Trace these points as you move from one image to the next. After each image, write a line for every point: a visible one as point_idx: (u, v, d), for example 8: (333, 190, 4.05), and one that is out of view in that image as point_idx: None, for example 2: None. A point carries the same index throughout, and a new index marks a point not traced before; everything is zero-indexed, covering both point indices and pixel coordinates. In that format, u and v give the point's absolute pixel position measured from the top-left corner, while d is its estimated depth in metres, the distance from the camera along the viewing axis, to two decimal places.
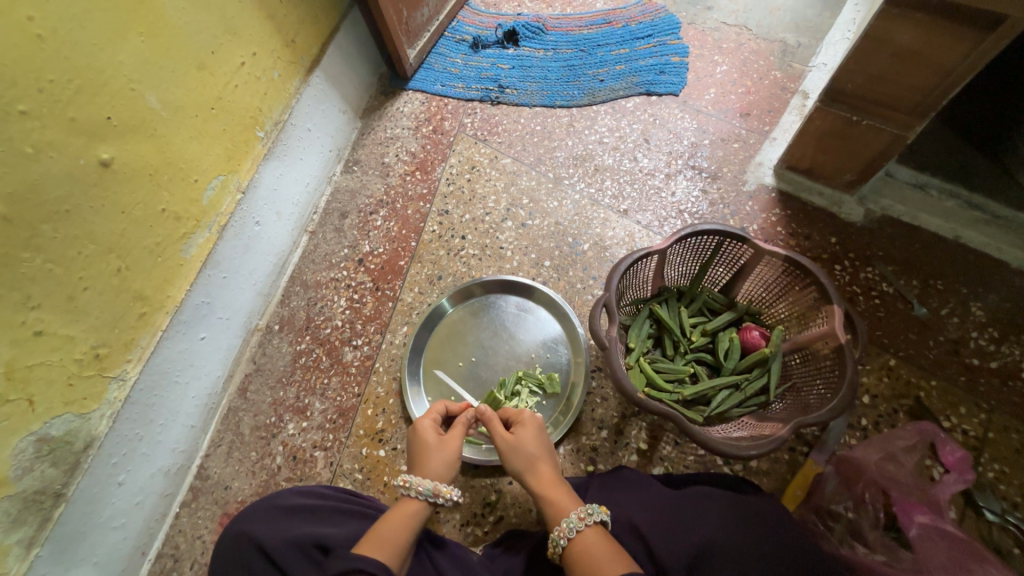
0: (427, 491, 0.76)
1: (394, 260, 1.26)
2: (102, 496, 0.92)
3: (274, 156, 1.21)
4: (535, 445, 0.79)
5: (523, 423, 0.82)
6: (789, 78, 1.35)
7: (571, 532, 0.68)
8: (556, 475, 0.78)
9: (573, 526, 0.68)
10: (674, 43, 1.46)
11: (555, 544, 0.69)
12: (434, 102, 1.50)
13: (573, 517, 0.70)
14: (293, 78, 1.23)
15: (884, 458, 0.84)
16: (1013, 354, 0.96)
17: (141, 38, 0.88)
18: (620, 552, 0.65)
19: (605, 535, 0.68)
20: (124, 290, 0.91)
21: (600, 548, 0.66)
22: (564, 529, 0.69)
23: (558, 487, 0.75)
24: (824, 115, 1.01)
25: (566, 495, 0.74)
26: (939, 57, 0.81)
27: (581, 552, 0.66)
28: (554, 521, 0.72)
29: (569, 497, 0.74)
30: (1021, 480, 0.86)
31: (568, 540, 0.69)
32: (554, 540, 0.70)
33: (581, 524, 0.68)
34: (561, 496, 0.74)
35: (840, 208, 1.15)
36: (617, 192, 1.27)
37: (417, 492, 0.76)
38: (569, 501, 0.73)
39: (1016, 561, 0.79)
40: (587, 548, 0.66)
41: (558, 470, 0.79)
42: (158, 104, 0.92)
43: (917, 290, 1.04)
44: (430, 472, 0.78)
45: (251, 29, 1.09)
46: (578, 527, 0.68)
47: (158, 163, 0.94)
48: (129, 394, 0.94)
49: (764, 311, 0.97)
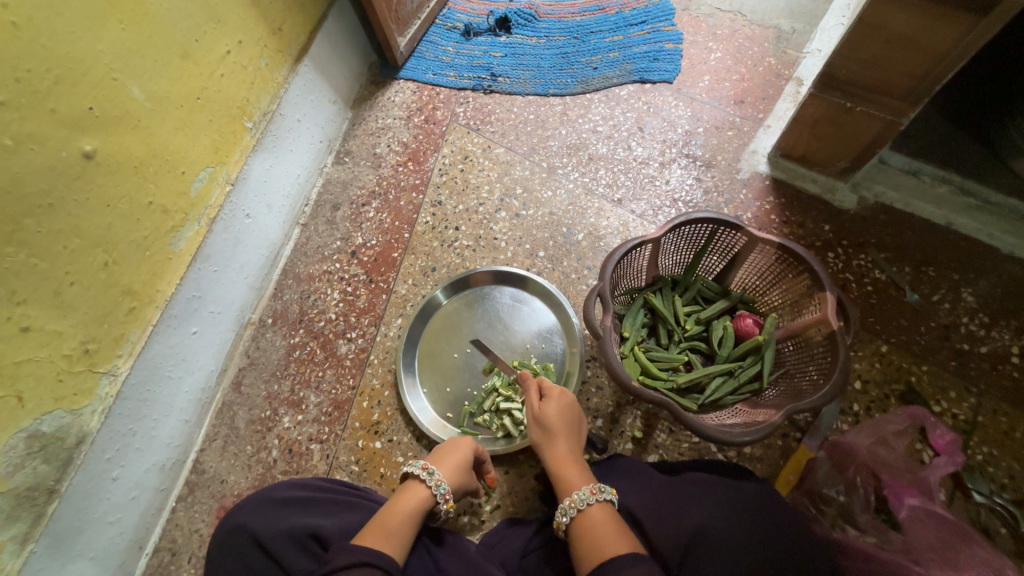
0: (441, 489, 0.78)
1: (387, 252, 1.25)
2: (97, 492, 0.91)
3: (263, 147, 1.19)
4: (560, 419, 0.80)
5: (552, 394, 0.83)
6: (783, 64, 1.34)
7: (582, 504, 0.69)
8: (575, 452, 0.78)
9: (584, 498, 0.69)
10: (668, 29, 1.44)
11: (562, 515, 0.70)
12: (426, 91, 1.48)
13: (585, 491, 0.71)
14: (281, 67, 1.21)
15: (876, 441, 0.84)
16: (1002, 338, 0.97)
17: (121, 25, 0.85)
18: (627, 532, 0.66)
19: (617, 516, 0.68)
20: (112, 284, 0.90)
21: (608, 525, 0.67)
22: (575, 501, 0.70)
23: (574, 463, 0.75)
24: (818, 102, 1.01)
25: (581, 472, 0.74)
26: (934, 41, 0.81)
27: (588, 525, 0.67)
28: (565, 493, 0.72)
29: (583, 474, 0.74)
30: (1009, 462, 0.87)
31: (577, 512, 0.69)
32: (562, 510, 0.71)
33: (593, 499, 0.69)
34: (576, 472, 0.74)
35: (834, 195, 1.14)
36: (611, 181, 1.26)
37: (435, 486, 0.78)
38: (582, 478, 0.73)
39: (1002, 540, 0.81)
40: (595, 522, 0.67)
41: (577, 447, 0.79)
42: (141, 95, 0.90)
43: (909, 276, 1.04)
44: (447, 470, 0.81)
45: (236, 16, 1.07)
46: (588, 502, 0.69)
47: (145, 156, 0.92)
48: (120, 389, 0.93)
49: (758, 298, 0.97)
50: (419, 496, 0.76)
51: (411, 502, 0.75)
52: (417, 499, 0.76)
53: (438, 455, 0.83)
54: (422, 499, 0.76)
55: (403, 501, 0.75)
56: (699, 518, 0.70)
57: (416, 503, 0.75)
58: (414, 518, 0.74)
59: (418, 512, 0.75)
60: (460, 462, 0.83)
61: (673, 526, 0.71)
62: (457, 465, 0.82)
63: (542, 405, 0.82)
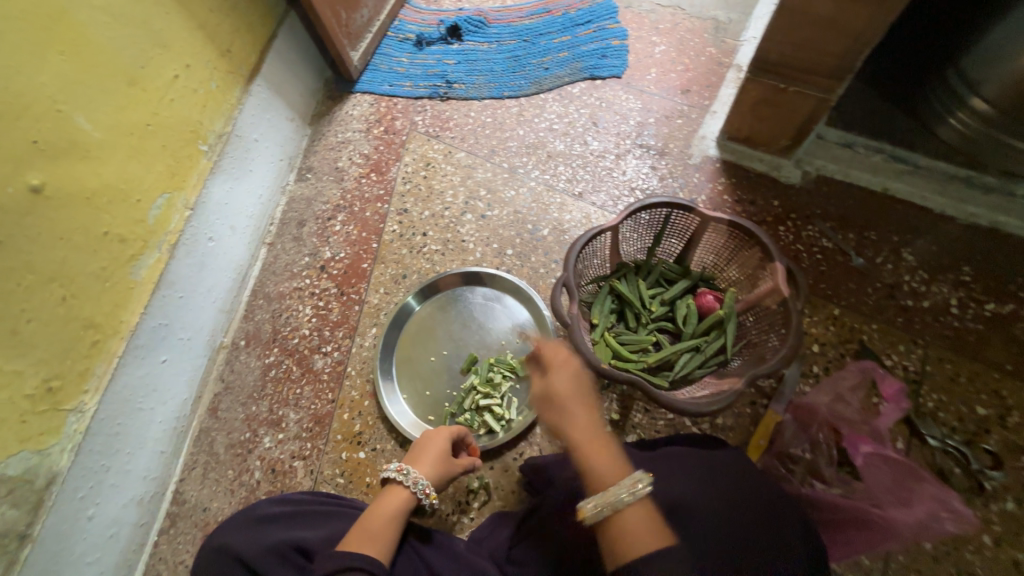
0: (420, 486, 0.79)
1: (356, 263, 1.26)
2: (72, 533, 0.89)
3: (221, 169, 1.18)
4: (570, 392, 0.68)
5: (558, 361, 0.70)
6: (723, 53, 1.41)
7: (619, 503, 0.58)
8: (601, 432, 0.65)
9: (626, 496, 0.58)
10: (613, 27, 1.49)
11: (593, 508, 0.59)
12: (383, 103, 1.50)
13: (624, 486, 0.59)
14: (233, 88, 1.21)
15: (834, 399, 0.89)
16: (941, 292, 1.04)
17: (61, 57, 0.85)
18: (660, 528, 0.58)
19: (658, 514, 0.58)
20: (73, 318, 0.88)
21: (645, 528, 0.57)
22: (610, 497, 0.59)
23: (603, 449, 0.64)
24: (755, 85, 1.07)
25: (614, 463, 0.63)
26: (850, 21, 0.87)
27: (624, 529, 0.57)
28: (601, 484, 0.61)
29: (618, 462, 0.63)
30: (957, 405, 0.93)
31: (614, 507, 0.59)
32: (595, 505, 0.59)
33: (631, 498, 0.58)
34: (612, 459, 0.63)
35: (780, 172, 1.20)
36: (571, 176, 1.30)
37: (413, 484, 0.79)
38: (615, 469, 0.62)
39: (957, 479, 0.87)
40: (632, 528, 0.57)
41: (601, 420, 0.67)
42: (88, 125, 0.89)
43: (854, 242, 1.11)
44: (426, 469, 0.82)
45: (182, 40, 1.06)
46: (628, 503, 0.58)
47: (96, 186, 0.91)
48: (90, 425, 0.91)
49: (717, 275, 1.01)
50: (398, 496, 0.78)
51: (393, 503, 0.76)
52: (397, 500, 0.77)
53: (414, 456, 0.84)
54: (403, 499, 0.78)
55: (384, 504, 0.76)
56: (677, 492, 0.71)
57: (398, 503, 0.77)
58: (397, 518, 0.75)
59: (401, 512, 0.76)
60: (434, 456, 0.83)
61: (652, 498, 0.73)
62: (436, 458, 0.83)
63: (552, 376, 0.69)
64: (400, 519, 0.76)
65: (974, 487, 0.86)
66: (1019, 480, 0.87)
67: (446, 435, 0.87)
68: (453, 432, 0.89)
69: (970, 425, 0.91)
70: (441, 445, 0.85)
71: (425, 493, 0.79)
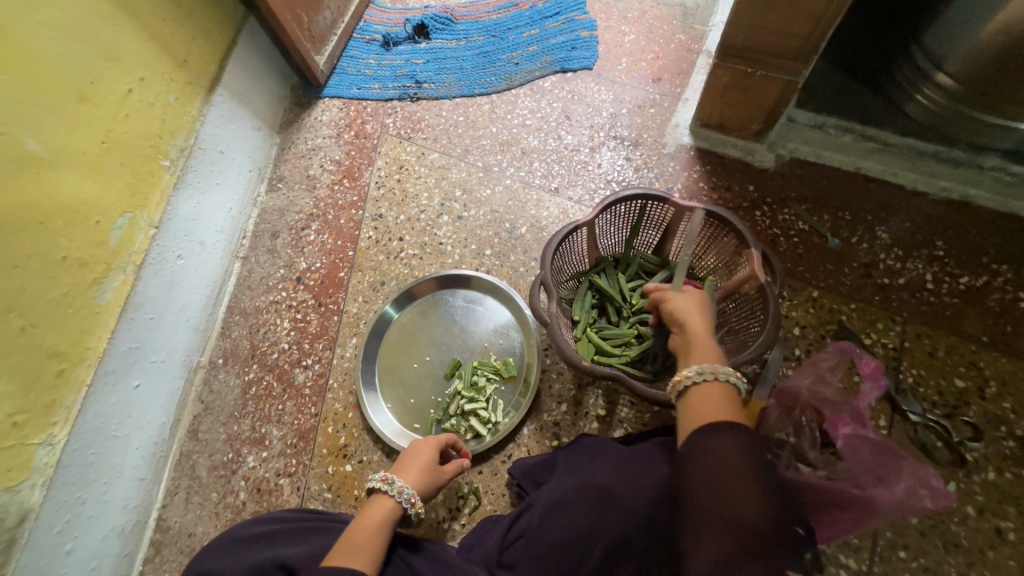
0: (405, 495, 0.77)
1: (333, 273, 1.23)
2: (50, 569, 0.86)
3: (186, 184, 1.15)
4: (693, 307, 0.78)
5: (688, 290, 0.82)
6: (692, 39, 1.40)
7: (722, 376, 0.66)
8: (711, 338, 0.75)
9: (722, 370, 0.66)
10: (581, 18, 1.48)
11: (690, 374, 0.67)
12: (352, 107, 1.46)
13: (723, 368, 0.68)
14: (193, 100, 1.17)
15: (815, 381, 0.89)
16: (917, 268, 1.05)
17: (2, 76, 0.81)
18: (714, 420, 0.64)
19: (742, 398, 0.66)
20: (34, 349, 0.85)
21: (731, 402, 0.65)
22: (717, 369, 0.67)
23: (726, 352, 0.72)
24: (724, 71, 1.06)
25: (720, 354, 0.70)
26: (812, 2, 0.86)
27: (705, 397, 0.65)
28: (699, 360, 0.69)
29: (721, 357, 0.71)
30: (937, 380, 0.94)
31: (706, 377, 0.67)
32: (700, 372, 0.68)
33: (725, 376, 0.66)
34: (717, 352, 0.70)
35: (754, 156, 1.20)
36: (547, 172, 1.28)
37: (397, 493, 0.77)
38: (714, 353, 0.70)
39: (939, 453, 0.88)
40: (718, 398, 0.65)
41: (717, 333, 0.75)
42: (37, 146, 0.86)
43: (829, 223, 1.11)
44: (412, 480, 0.80)
45: (134, 52, 1.03)
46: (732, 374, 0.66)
47: (50, 210, 0.87)
48: (61, 457, 0.88)
49: (696, 264, 1.01)
50: (382, 506, 0.76)
51: (377, 514, 0.75)
52: (381, 511, 0.75)
53: (400, 467, 0.82)
54: (387, 510, 0.76)
55: (368, 516, 0.75)
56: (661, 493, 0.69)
57: (382, 514, 0.75)
58: (381, 531, 0.74)
59: (385, 524, 0.74)
60: (420, 464, 0.82)
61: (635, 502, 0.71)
62: (423, 469, 0.82)
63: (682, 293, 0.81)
64: (384, 532, 0.74)
65: (956, 460, 0.87)
66: (999, 449, 0.88)
67: (432, 444, 0.86)
68: (441, 441, 0.88)
69: (950, 398, 0.92)
70: (427, 456, 0.84)
71: (410, 503, 0.78)
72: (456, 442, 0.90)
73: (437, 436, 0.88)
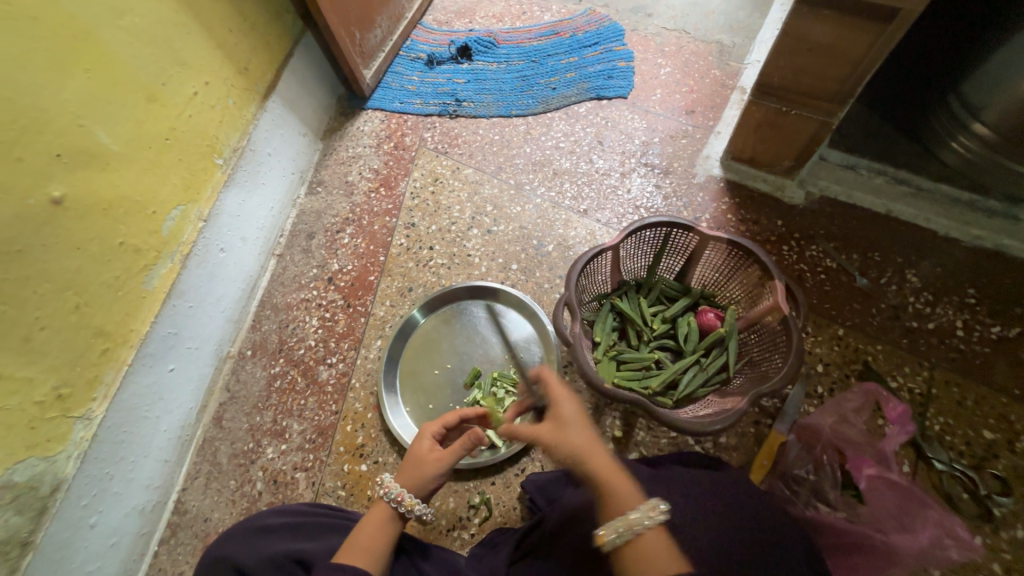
0: (393, 495, 0.75)
1: (363, 276, 1.27)
2: (74, 540, 0.89)
3: (235, 182, 1.21)
4: None
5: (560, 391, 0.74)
6: (727, 75, 1.44)
7: (639, 528, 0.60)
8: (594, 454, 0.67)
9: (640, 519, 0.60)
10: (619, 49, 1.53)
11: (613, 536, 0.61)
12: (394, 119, 1.53)
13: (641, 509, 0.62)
14: (248, 105, 1.24)
15: (839, 420, 0.88)
16: (947, 314, 1.04)
17: (86, 74, 0.88)
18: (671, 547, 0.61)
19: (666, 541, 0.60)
20: (84, 326, 0.90)
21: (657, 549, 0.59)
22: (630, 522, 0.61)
23: (620, 474, 0.66)
24: (758, 107, 1.08)
25: (614, 483, 0.65)
26: (848, 48, 0.89)
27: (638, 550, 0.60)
28: (614, 510, 0.63)
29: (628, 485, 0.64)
30: (965, 429, 0.92)
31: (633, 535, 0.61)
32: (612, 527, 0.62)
33: (651, 521, 0.60)
34: (622, 484, 0.64)
35: (783, 192, 1.22)
36: (577, 194, 1.32)
37: (385, 495, 0.75)
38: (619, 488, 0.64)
39: (965, 505, 0.86)
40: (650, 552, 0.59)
41: None
42: (109, 139, 0.92)
43: (858, 263, 1.11)
44: (407, 478, 0.77)
45: (202, 59, 1.10)
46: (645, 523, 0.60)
47: (113, 198, 0.93)
48: (96, 432, 0.92)
49: (717, 293, 1.02)
50: (379, 510, 0.75)
51: (376, 517, 0.75)
52: (378, 514, 0.75)
53: (401, 467, 0.80)
54: (384, 514, 0.75)
55: (365, 519, 0.75)
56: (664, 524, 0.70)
57: (380, 518, 0.75)
58: (380, 533, 0.73)
59: (383, 527, 0.74)
60: (421, 456, 0.79)
61: None
62: (419, 463, 0.78)
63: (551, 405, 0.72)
64: (384, 534, 0.73)
65: (983, 514, 0.85)
66: None
67: (433, 432, 0.81)
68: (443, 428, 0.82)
69: (978, 450, 0.90)
70: (423, 449, 0.79)
71: (398, 503, 0.74)
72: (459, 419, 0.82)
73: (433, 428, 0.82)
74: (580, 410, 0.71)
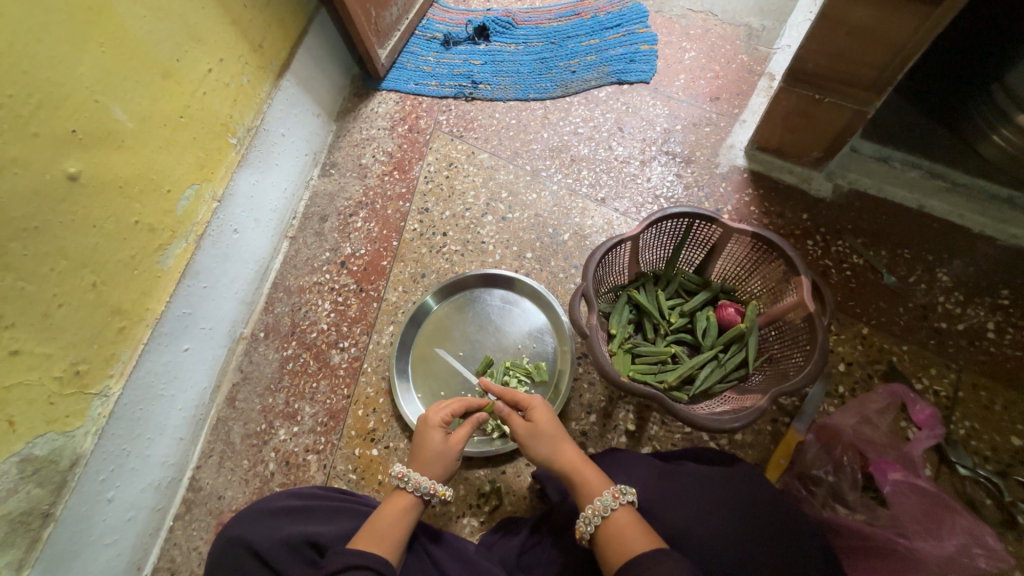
0: (424, 488, 0.77)
1: (376, 261, 1.26)
2: (92, 514, 0.91)
3: (249, 163, 1.20)
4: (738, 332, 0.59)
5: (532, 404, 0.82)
6: (754, 61, 1.38)
7: (607, 511, 0.67)
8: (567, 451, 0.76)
9: (607, 504, 0.67)
10: (643, 31, 1.48)
11: (585, 523, 0.68)
12: (408, 101, 1.50)
13: (606, 496, 0.68)
14: (263, 83, 1.22)
15: (860, 421, 0.86)
16: (978, 315, 1.00)
17: (101, 48, 0.86)
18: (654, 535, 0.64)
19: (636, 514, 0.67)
20: (101, 304, 0.90)
21: (632, 526, 0.65)
22: (598, 508, 0.67)
23: (588, 465, 0.75)
24: (789, 95, 1.04)
25: (583, 476, 0.73)
26: (892, 32, 0.84)
27: (613, 531, 0.65)
28: (585, 501, 0.70)
29: (599, 477, 0.72)
30: (991, 435, 0.90)
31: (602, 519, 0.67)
32: (585, 518, 0.68)
33: (615, 504, 0.67)
34: (591, 476, 0.72)
35: (810, 184, 1.18)
36: (595, 181, 1.29)
37: (415, 488, 0.77)
38: (595, 481, 0.72)
39: (987, 511, 0.84)
40: (622, 527, 0.65)
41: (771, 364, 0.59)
42: (124, 115, 0.91)
43: (886, 260, 1.08)
44: (428, 470, 0.79)
45: (217, 34, 1.08)
46: (610, 507, 0.67)
47: (129, 176, 0.93)
48: (113, 410, 0.93)
49: (738, 287, 0.99)
50: (403, 501, 0.76)
51: (398, 508, 0.75)
52: (404, 505, 0.76)
53: (416, 458, 0.81)
54: (410, 503, 0.77)
55: (388, 509, 0.75)
56: (682, 523, 0.69)
57: (405, 508, 0.76)
58: (406, 519, 0.75)
59: (409, 514, 0.75)
60: (436, 448, 0.80)
61: (659, 523, 0.70)
62: (435, 456, 0.80)
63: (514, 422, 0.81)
64: (409, 521, 0.75)
65: (1006, 521, 0.83)
66: None
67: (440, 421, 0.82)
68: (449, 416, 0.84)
69: (1004, 455, 0.88)
70: (435, 440, 0.81)
71: (431, 493, 0.78)
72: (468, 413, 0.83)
73: (439, 415, 0.83)
74: (550, 417, 0.81)
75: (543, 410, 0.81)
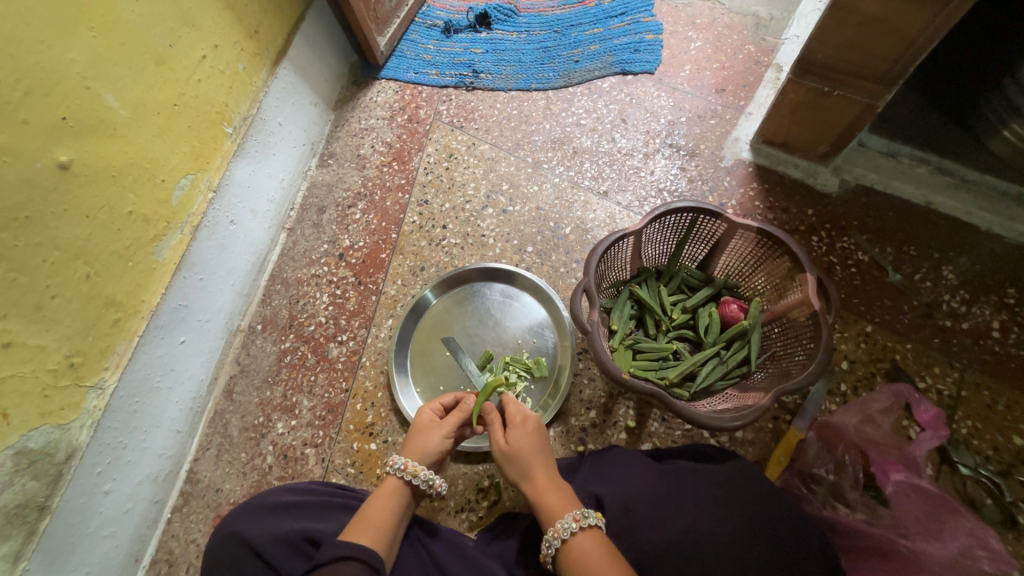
0: (398, 467, 0.78)
1: (375, 253, 1.25)
2: (89, 505, 0.91)
3: (245, 152, 1.18)
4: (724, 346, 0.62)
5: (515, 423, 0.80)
6: (762, 51, 1.35)
7: (566, 534, 0.66)
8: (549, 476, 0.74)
9: (567, 528, 0.66)
10: (648, 20, 1.44)
11: (547, 545, 0.67)
12: (408, 90, 1.47)
13: (568, 519, 0.67)
14: (259, 70, 1.19)
15: (862, 420, 0.86)
16: (983, 314, 0.99)
17: (92, 33, 0.84)
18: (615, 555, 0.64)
19: (601, 537, 0.66)
20: (95, 296, 0.89)
21: (595, 551, 0.64)
22: (559, 532, 0.66)
23: (555, 491, 0.71)
24: (797, 87, 1.02)
25: (554, 497, 0.71)
26: (906, 22, 0.81)
27: (574, 553, 0.65)
28: (548, 522, 0.69)
29: (565, 500, 0.70)
30: (993, 434, 0.89)
31: (563, 542, 0.66)
32: (547, 542, 0.67)
33: (576, 527, 0.66)
34: (554, 499, 0.70)
35: (816, 179, 1.16)
36: (597, 174, 1.27)
37: (391, 468, 0.78)
38: (561, 505, 0.70)
39: (988, 511, 0.83)
40: (583, 552, 0.64)
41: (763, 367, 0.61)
42: (116, 103, 0.89)
43: (891, 257, 1.06)
44: (411, 453, 0.81)
45: (211, 19, 1.05)
46: (570, 528, 0.66)
47: (123, 164, 0.91)
48: (108, 402, 0.92)
49: (742, 284, 0.98)
50: (388, 485, 0.77)
51: (384, 492, 0.76)
52: (389, 489, 0.76)
53: (408, 442, 0.84)
54: (396, 487, 0.77)
55: (375, 496, 0.76)
56: (685, 519, 0.69)
57: (389, 493, 0.76)
58: (390, 503, 0.75)
59: (394, 499, 0.75)
60: (427, 434, 0.83)
61: (660, 521, 0.69)
62: (421, 443, 0.82)
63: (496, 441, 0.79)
64: (393, 506, 0.75)
65: (1006, 520, 0.83)
66: None
67: (435, 405, 0.87)
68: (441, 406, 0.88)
69: (1005, 455, 0.87)
70: (427, 417, 0.85)
71: (405, 471, 0.77)
72: (458, 397, 0.88)
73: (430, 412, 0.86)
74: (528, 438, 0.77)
75: (522, 434, 0.77)
